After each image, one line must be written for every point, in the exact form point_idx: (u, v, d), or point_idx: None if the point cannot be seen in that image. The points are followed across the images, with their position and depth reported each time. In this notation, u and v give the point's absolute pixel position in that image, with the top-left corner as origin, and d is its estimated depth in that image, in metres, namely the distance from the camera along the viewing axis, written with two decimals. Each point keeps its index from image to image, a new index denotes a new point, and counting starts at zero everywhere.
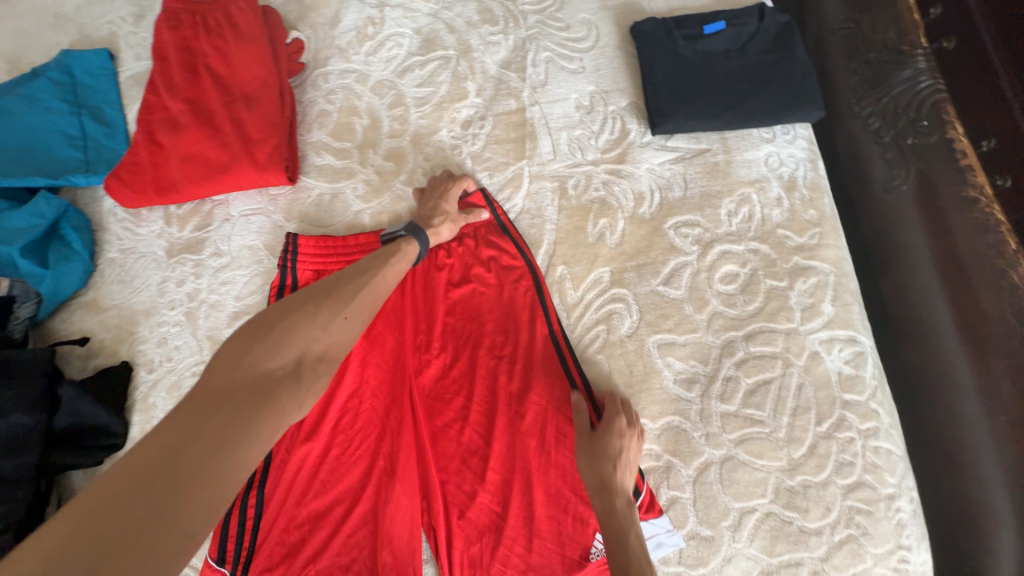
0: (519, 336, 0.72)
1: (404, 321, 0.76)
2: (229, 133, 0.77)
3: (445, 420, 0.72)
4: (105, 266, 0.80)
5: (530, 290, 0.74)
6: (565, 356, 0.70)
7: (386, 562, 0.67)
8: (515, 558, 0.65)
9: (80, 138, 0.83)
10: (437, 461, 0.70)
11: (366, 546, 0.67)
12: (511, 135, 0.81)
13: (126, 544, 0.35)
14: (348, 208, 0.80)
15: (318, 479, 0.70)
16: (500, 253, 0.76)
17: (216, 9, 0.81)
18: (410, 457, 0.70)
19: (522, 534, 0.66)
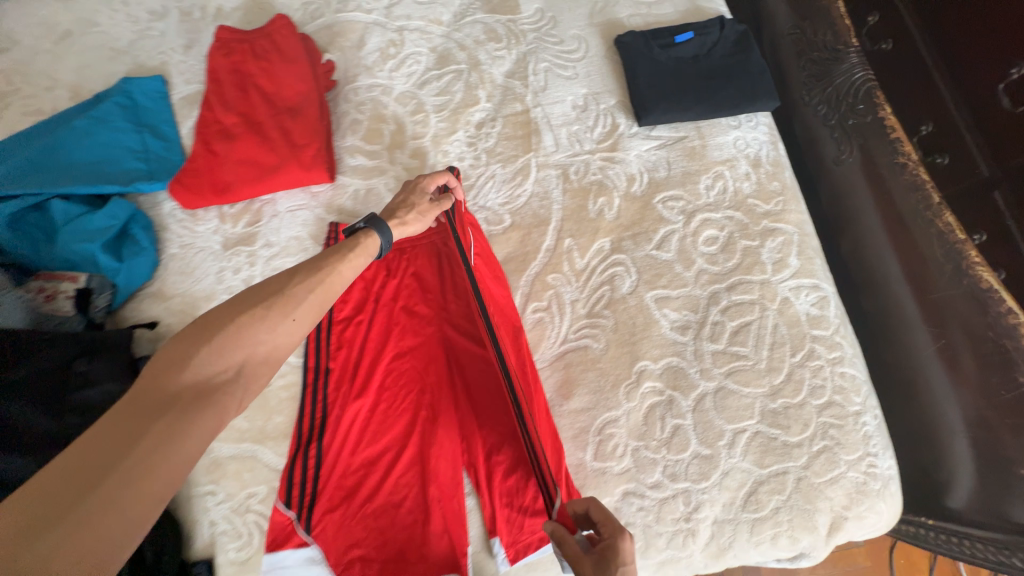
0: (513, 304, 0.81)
1: (432, 298, 0.88)
2: (277, 140, 0.89)
3: (477, 373, 0.83)
4: (167, 260, 0.90)
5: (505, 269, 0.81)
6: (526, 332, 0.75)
7: (436, 495, 0.76)
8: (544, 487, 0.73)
9: (142, 151, 0.94)
10: (473, 409, 0.81)
11: (415, 484, 0.78)
12: (519, 133, 0.95)
13: (68, 538, 0.36)
14: (382, 200, 0.93)
15: (370, 431, 0.80)
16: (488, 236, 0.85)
17: (262, 39, 0.95)
18: (449, 407, 0.82)
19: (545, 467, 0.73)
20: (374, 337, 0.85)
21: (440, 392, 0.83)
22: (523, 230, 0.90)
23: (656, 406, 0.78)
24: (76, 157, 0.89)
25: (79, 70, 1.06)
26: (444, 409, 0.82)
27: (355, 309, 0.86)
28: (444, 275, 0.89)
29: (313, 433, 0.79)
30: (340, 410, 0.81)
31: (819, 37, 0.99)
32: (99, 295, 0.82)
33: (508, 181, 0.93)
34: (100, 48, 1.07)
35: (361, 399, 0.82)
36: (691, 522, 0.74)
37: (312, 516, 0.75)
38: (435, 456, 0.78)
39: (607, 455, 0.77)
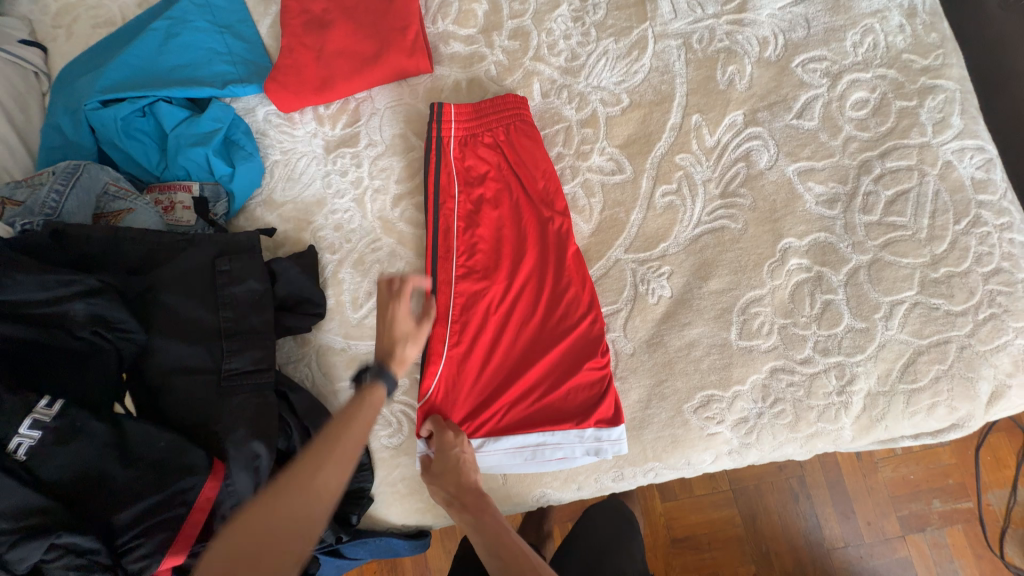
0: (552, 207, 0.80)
1: (513, 177, 0.82)
2: (372, 25, 0.83)
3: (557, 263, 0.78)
4: (272, 167, 0.87)
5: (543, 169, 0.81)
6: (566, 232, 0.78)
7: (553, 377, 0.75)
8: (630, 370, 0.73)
9: (227, 53, 0.88)
10: (557, 299, 0.77)
11: (526, 356, 0.76)
12: (630, 1, 0.85)
13: None
14: (485, 89, 0.86)
15: (480, 316, 0.77)
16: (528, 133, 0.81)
17: None
18: (546, 283, 0.78)
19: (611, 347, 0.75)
20: (479, 228, 0.80)
21: (529, 272, 0.79)
22: (644, 110, 0.82)
23: (804, 283, 0.75)
24: (166, 61, 0.85)
25: None
26: (540, 287, 0.78)
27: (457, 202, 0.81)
28: (519, 153, 0.81)
29: (433, 332, 0.77)
30: (446, 297, 0.78)
31: None
32: (216, 203, 0.83)
33: (623, 57, 0.84)
34: None
35: (463, 287, 0.79)
36: (844, 395, 0.73)
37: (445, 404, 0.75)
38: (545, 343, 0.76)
39: (753, 333, 0.74)
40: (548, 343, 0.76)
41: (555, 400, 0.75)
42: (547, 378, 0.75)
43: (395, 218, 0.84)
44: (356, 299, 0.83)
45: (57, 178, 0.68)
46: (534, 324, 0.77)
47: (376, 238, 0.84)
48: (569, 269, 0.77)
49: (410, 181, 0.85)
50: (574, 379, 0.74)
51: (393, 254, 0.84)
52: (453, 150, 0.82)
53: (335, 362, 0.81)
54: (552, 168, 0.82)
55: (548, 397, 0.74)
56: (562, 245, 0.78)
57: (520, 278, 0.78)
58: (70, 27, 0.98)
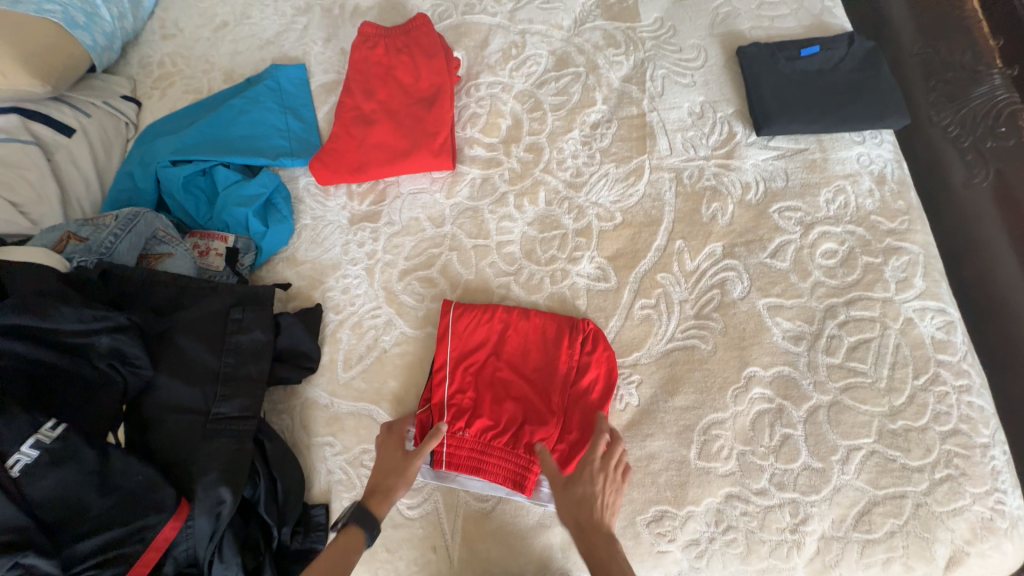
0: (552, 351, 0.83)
1: (515, 333, 0.84)
2: (411, 128, 0.97)
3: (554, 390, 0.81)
4: (301, 229, 0.98)
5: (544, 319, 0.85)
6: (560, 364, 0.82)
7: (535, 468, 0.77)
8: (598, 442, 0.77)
9: (286, 131, 1.04)
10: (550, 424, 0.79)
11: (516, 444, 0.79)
12: (633, 135, 0.98)
13: None
14: (497, 190, 0.98)
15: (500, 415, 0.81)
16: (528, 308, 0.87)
17: (402, 35, 1.04)
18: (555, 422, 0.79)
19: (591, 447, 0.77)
20: (485, 372, 0.83)
21: (554, 384, 0.81)
22: (634, 230, 0.92)
23: (766, 413, 0.78)
24: (234, 131, 1.01)
25: (232, 56, 1.19)
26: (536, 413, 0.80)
27: (465, 358, 0.84)
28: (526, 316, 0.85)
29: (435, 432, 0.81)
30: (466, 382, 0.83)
31: (955, 58, 0.96)
32: (245, 254, 0.93)
33: (621, 180, 0.95)
34: (250, 40, 1.20)
35: (489, 340, 0.85)
36: (798, 533, 0.72)
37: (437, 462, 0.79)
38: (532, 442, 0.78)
39: (711, 456, 0.77)
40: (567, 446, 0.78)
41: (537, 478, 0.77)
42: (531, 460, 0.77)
43: (397, 291, 0.93)
44: (348, 360, 0.89)
45: (117, 224, 0.80)
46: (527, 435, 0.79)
47: (377, 306, 0.92)
48: (587, 379, 0.81)
49: (416, 259, 0.95)
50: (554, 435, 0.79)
51: (390, 323, 0.91)
52: (463, 320, 0.85)
53: (315, 417, 0.86)
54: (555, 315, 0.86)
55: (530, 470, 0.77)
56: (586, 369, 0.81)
57: (542, 383, 0.82)
58: (164, 90, 1.17)
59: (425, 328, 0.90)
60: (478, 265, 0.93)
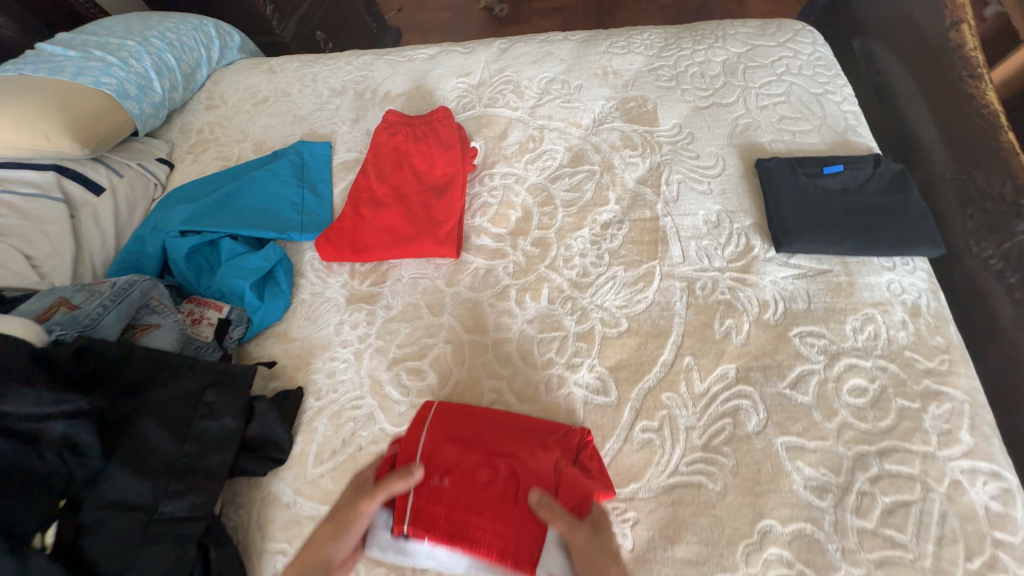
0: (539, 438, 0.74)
1: (499, 424, 0.77)
2: (419, 214, 0.97)
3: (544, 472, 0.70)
4: (298, 304, 0.97)
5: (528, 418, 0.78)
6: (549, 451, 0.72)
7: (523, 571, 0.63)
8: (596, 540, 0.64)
9: (301, 205, 1.06)
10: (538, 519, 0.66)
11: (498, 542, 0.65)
12: (645, 239, 0.95)
13: None
14: (499, 282, 0.95)
15: (479, 525, 0.66)
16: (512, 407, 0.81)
17: (423, 124, 1.07)
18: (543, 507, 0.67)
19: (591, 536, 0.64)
20: (464, 452, 0.72)
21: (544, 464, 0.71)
22: (639, 339, 0.86)
23: None
24: (250, 203, 1.03)
25: (266, 129, 1.25)
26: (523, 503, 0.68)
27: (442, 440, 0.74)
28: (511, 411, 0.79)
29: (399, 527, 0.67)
30: (442, 481, 0.70)
31: (993, 188, 0.88)
32: (235, 327, 0.91)
33: (629, 284, 0.91)
34: (285, 115, 1.27)
35: (470, 425, 0.76)
36: None
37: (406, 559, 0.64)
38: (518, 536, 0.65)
39: None
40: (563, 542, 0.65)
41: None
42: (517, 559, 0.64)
43: (384, 381, 0.88)
44: (320, 453, 0.82)
45: (111, 292, 0.79)
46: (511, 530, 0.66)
47: (360, 395, 0.87)
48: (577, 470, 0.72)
49: (408, 347, 0.91)
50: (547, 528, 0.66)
51: (370, 416, 0.85)
52: (443, 410, 0.78)
53: (273, 517, 0.78)
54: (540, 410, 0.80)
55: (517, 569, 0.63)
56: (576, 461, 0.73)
57: (532, 464, 0.71)
58: (197, 155, 1.23)
59: (406, 426, 0.83)
60: (471, 361, 0.88)
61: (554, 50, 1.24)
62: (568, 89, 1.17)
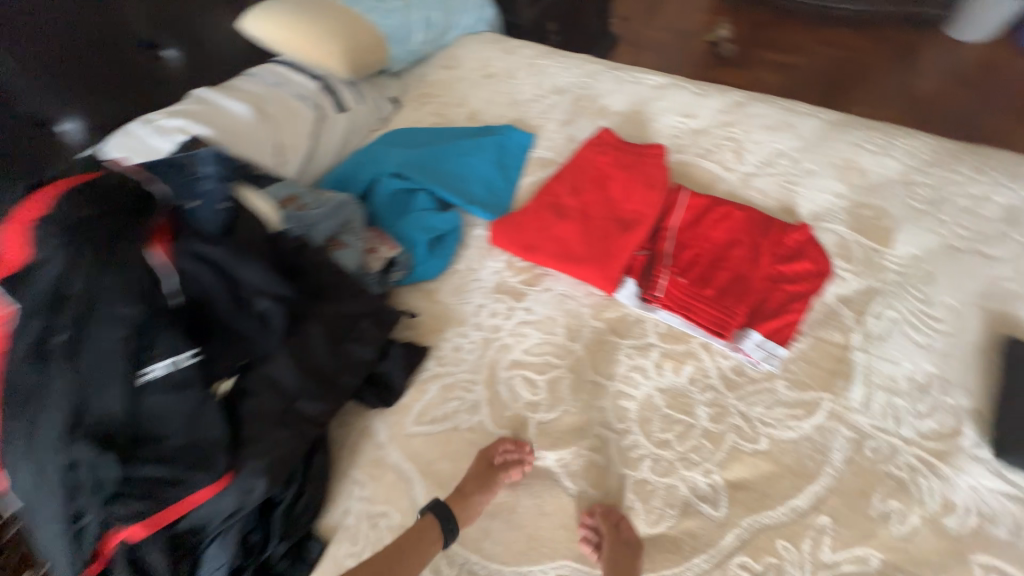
0: (766, 239, 0.96)
1: (733, 217, 0.99)
2: (596, 241, 0.97)
3: (763, 276, 0.92)
4: (453, 272, 1.04)
5: (758, 215, 0.99)
6: (779, 234, 0.96)
7: (748, 301, 0.89)
8: (789, 327, 0.86)
9: (489, 184, 1.12)
10: (751, 305, 0.89)
11: (728, 282, 0.92)
12: (824, 365, 0.84)
13: None
14: (644, 336, 0.91)
15: (696, 321, 0.89)
16: (739, 238, 0.97)
17: (634, 153, 1.05)
18: (774, 255, 0.93)
19: (784, 331, 0.86)
20: (709, 222, 0.99)
21: (774, 241, 0.95)
22: (773, 468, 0.77)
23: None
24: (450, 167, 1.11)
25: (484, 105, 1.35)
26: (761, 244, 0.95)
27: (683, 226, 0.99)
28: (743, 226, 0.98)
29: (662, 239, 0.98)
30: (676, 254, 0.96)
31: None
32: (397, 270, 1.00)
33: (786, 405, 0.81)
34: (504, 98, 1.36)
35: (711, 215, 1.00)
36: None
37: (649, 300, 0.93)
38: (736, 305, 0.89)
39: None
40: (777, 323, 0.87)
41: (739, 332, 0.87)
42: (746, 286, 0.91)
43: (501, 377, 0.91)
44: (422, 415, 0.88)
45: (330, 206, 0.94)
46: (746, 269, 0.93)
47: (474, 379, 0.91)
48: (798, 263, 0.92)
49: (534, 358, 0.92)
50: (781, 264, 0.92)
51: (476, 404, 0.88)
52: (684, 207, 1.00)
53: (365, 450, 0.85)
54: (763, 233, 0.97)
55: (740, 312, 0.88)
56: (794, 257, 0.93)
57: (766, 241, 0.95)
58: (420, 106, 1.37)
59: (504, 431, 0.85)
60: (587, 400, 0.86)
61: (794, 123, 1.15)
62: (794, 170, 1.07)
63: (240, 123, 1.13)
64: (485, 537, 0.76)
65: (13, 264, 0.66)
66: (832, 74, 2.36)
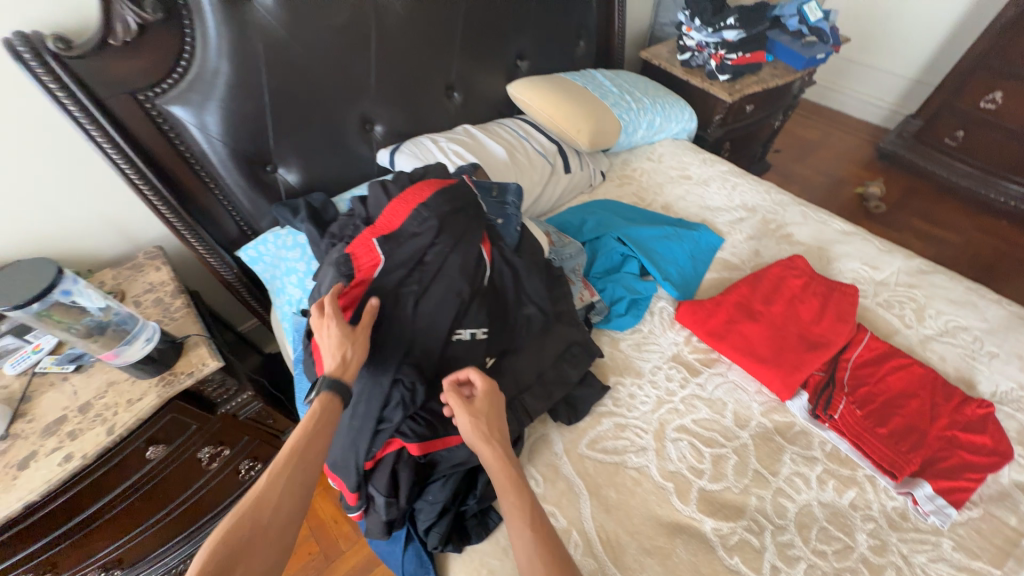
0: (946, 401, 1.02)
1: (913, 370, 1.07)
2: (780, 348, 1.09)
3: (939, 435, 0.98)
4: (637, 331, 1.19)
5: (938, 377, 1.07)
6: (960, 402, 1.02)
7: (921, 452, 0.95)
8: (962, 491, 0.90)
9: (682, 268, 1.29)
10: (924, 457, 0.95)
11: (902, 428, 0.99)
12: (994, 542, 0.87)
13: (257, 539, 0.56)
14: (810, 448, 0.99)
15: (865, 452, 0.96)
16: (919, 392, 1.04)
17: (823, 287, 1.20)
18: (953, 419, 1.00)
19: (956, 494, 0.90)
20: (888, 368, 1.08)
21: (953, 406, 1.01)
22: None
23: None
24: (653, 244, 1.31)
25: (678, 199, 1.56)
26: (940, 405, 1.02)
27: (861, 363, 1.09)
28: (922, 381, 1.05)
29: (840, 367, 1.08)
30: (851, 386, 1.06)
31: None
32: (595, 313, 1.17)
33: (951, 566, 0.84)
34: (697, 199, 1.56)
35: (890, 362, 1.09)
36: None
37: (820, 417, 1.02)
38: (909, 451, 0.95)
39: None
40: (950, 482, 0.91)
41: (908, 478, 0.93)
42: (921, 438, 0.97)
43: (668, 435, 1.01)
44: (595, 442, 1.00)
45: (570, 248, 1.18)
46: (922, 422, 0.99)
47: (644, 428, 1.02)
48: (976, 435, 0.98)
49: (701, 429, 1.02)
50: (959, 430, 0.98)
51: (643, 450, 0.99)
52: (865, 346, 1.11)
53: (542, 454, 0.98)
54: (944, 396, 1.03)
55: (914, 459, 0.94)
56: (973, 428, 0.99)
57: (946, 403, 1.02)
58: (622, 185, 1.61)
59: (667, 483, 0.95)
60: (748, 485, 0.94)
61: (979, 306, 1.23)
62: (977, 348, 1.14)
63: (497, 161, 1.40)
64: (641, 572, 0.84)
65: (390, 226, 0.89)
66: (983, 264, 2.39)
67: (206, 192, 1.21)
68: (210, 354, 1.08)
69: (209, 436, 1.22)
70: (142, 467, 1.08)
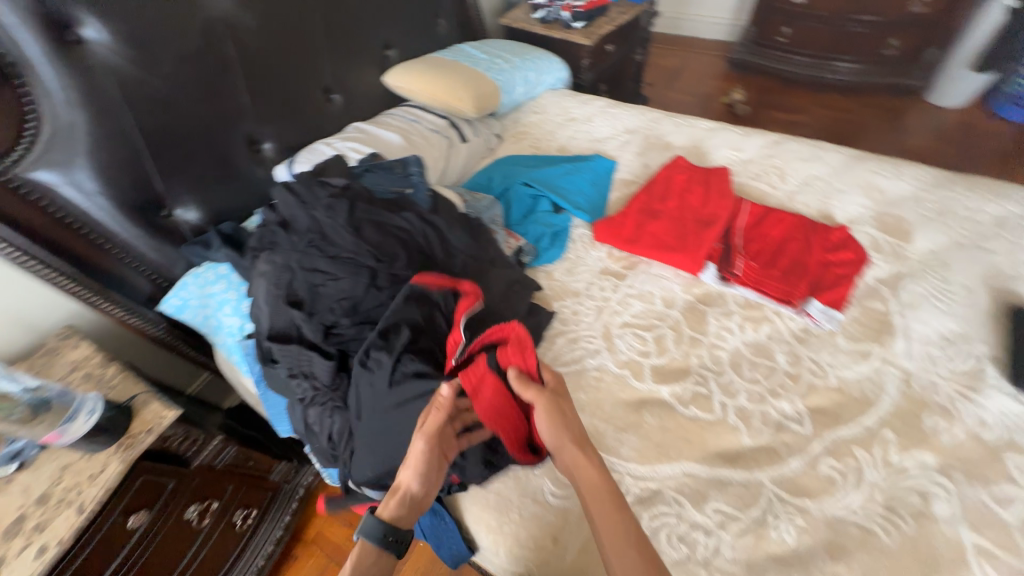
0: (814, 235, 1.24)
1: (787, 220, 1.29)
2: (682, 234, 1.26)
3: (815, 262, 1.19)
4: (565, 260, 1.31)
5: (805, 219, 1.29)
6: (824, 233, 1.25)
7: (806, 279, 1.16)
8: (841, 296, 1.12)
9: (588, 195, 1.43)
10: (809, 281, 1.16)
11: (789, 265, 1.19)
12: (872, 326, 1.09)
13: None
14: (726, 305, 1.17)
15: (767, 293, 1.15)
16: (794, 235, 1.25)
17: (704, 175, 1.39)
18: (823, 247, 1.22)
19: (838, 299, 1.12)
20: (768, 223, 1.28)
21: (821, 237, 1.24)
22: (843, 398, 0.99)
23: None
24: (558, 181, 1.44)
25: (570, 141, 1.70)
26: (812, 239, 1.23)
27: (748, 227, 1.29)
28: (794, 226, 1.27)
29: (733, 235, 1.27)
30: (745, 246, 1.25)
31: None
32: (525, 254, 1.28)
33: (846, 354, 1.05)
34: (586, 135, 1.71)
35: (769, 218, 1.29)
36: None
37: (727, 277, 1.20)
38: (797, 281, 1.16)
39: None
40: (831, 293, 1.13)
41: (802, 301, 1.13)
42: (803, 268, 1.18)
43: (614, 334, 1.15)
44: (556, 361, 1.11)
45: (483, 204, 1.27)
46: (802, 256, 1.20)
47: (593, 335, 1.15)
48: (841, 252, 1.20)
49: (639, 320, 1.17)
50: (829, 253, 1.20)
51: (598, 352, 1.12)
52: (747, 212, 1.31)
53: None
54: (812, 232, 1.25)
55: (802, 286, 1.15)
56: (839, 248, 1.21)
57: (815, 237, 1.24)
58: (519, 142, 1.72)
59: (624, 371, 1.08)
60: (687, 349, 1.10)
61: (824, 157, 1.47)
62: (829, 188, 1.38)
63: (395, 147, 1.45)
64: (622, 446, 0.96)
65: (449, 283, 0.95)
66: (834, 133, 2.79)
67: (104, 255, 1.15)
68: (167, 407, 1.06)
69: (192, 493, 1.20)
70: (126, 543, 1.04)
